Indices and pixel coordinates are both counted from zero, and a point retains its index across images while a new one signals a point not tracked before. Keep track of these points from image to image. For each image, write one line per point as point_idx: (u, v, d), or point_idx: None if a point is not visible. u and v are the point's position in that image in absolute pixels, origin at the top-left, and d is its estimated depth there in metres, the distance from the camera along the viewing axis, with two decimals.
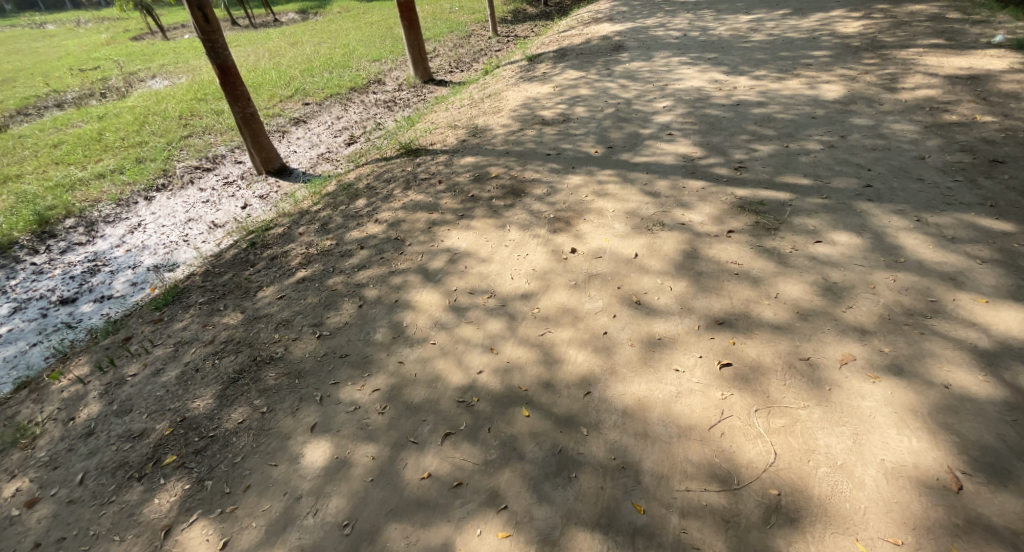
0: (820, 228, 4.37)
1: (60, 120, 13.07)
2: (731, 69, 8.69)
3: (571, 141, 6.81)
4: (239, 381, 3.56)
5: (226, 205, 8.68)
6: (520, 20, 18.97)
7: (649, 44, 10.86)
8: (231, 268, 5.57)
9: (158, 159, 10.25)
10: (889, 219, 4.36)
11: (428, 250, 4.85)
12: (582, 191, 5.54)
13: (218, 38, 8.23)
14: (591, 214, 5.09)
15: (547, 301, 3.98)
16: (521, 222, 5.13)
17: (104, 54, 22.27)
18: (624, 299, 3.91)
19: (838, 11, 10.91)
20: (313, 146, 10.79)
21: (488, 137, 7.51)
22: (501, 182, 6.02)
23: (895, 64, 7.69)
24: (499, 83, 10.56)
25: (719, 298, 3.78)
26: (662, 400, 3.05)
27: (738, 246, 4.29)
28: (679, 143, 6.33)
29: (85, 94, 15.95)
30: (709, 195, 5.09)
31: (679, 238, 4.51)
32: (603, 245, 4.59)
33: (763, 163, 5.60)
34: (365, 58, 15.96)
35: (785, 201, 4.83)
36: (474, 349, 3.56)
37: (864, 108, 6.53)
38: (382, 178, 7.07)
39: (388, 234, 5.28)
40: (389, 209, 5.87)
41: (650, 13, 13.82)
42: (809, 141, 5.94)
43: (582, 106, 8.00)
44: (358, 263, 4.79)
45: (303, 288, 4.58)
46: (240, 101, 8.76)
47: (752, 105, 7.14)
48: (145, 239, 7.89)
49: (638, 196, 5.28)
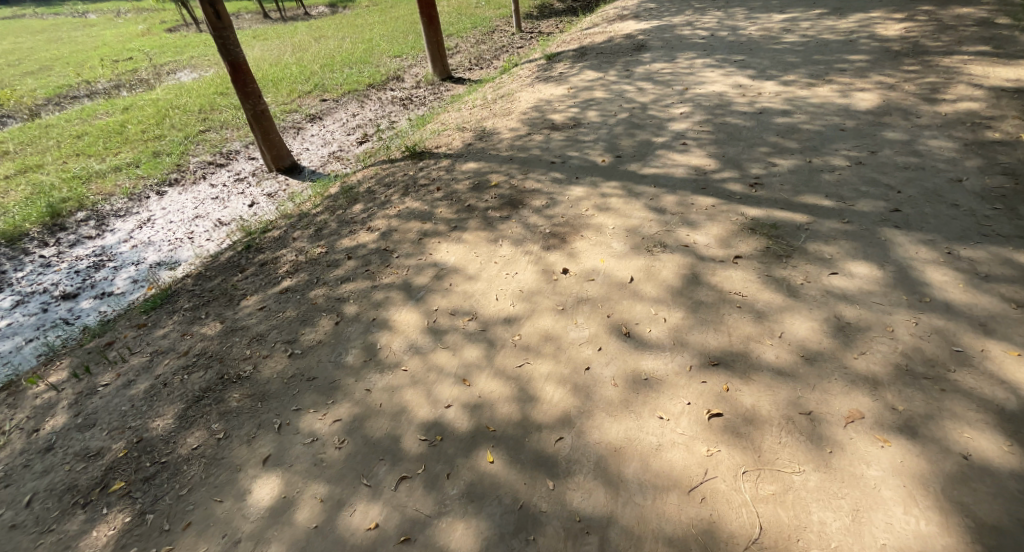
0: (836, 257, 4.01)
1: (86, 111, 13.31)
2: (758, 73, 8.23)
3: (579, 149, 6.52)
4: (202, 401, 3.43)
5: (234, 202, 8.65)
6: (545, 16, 18.57)
7: (673, 44, 10.41)
8: (220, 273, 5.46)
9: (174, 153, 10.30)
10: (915, 250, 3.97)
11: (416, 264, 4.65)
12: (583, 205, 5.27)
13: (229, 35, 8.17)
14: (590, 230, 4.84)
15: (530, 328, 3.74)
16: (515, 236, 4.89)
17: (138, 45, 22.74)
18: (613, 330, 3.63)
19: (878, 11, 10.26)
20: (326, 143, 10.73)
21: (495, 141, 7.27)
22: (501, 191, 5.79)
23: (937, 72, 7.14)
24: (515, 83, 10.29)
25: (717, 334, 3.46)
26: (641, 452, 2.76)
27: (743, 274, 3.97)
28: (692, 153, 5.97)
29: (115, 85, 16.25)
30: (719, 214, 4.76)
31: (680, 261, 4.22)
32: (598, 266, 4.32)
33: (780, 179, 5.23)
34: (386, 53, 15.85)
35: (800, 224, 4.48)
36: (446, 379, 3.34)
37: (898, 121, 6.05)
38: (383, 181, 6.91)
39: (378, 243, 5.10)
40: (384, 216, 5.70)
41: (678, 11, 13.30)
42: (833, 156, 5.52)
43: (596, 110, 7.67)
44: (342, 275, 4.62)
45: (285, 299, 4.42)
46: (251, 98, 8.71)
47: (775, 114, 6.71)
48: (151, 234, 7.90)
49: (642, 213, 4.97)
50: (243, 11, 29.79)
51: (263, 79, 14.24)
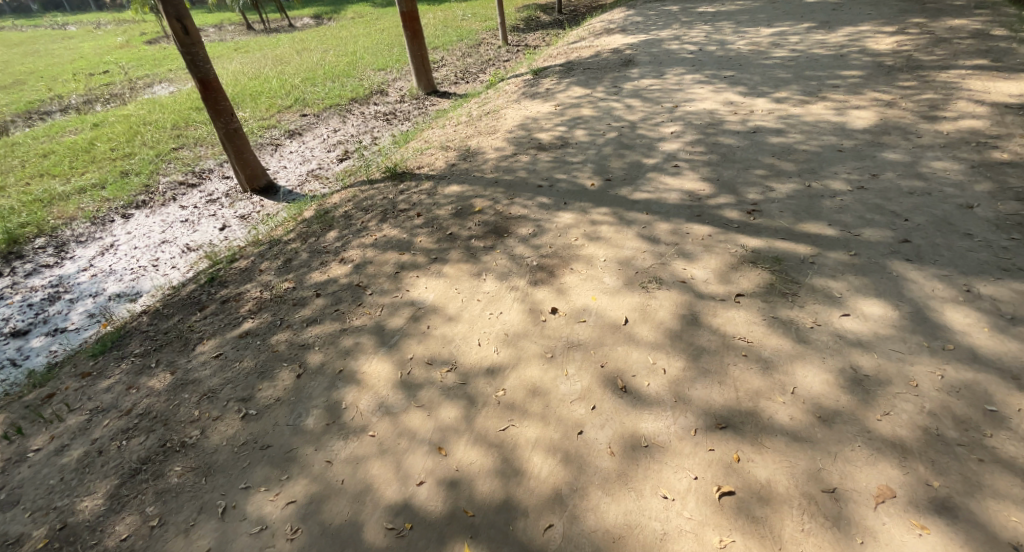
0: (847, 294, 3.68)
1: (56, 127, 12.77)
2: (749, 89, 7.99)
3: (567, 171, 6.19)
4: (138, 476, 3.01)
5: (204, 226, 8.20)
6: (532, 28, 18.39)
7: (662, 59, 10.19)
8: (179, 310, 5.00)
9: (143, 172, 9.83)
10: (932, 286, 3.66)
11: (391, 302, 4.24)
12: (572, 233, 4.92)
13: (198, 51, 7.77)
14: (579, 262, 4.48)
15: (514, 380, 3.34)
16: (499, 270, 4.51)
17: (116, 58, 22.16)
18: (607, 383, 3.23)
19: (868, 25, 10.13)
20: (305, 161, 10.31)
21: (478, 162, 6.91)
22: (484, 217, 5.42)
23: (933, 88, 6.94)
24: (500, 99, 9.98)
25: (722, 388, 3.08)
26: (644, 543, 2.41)
27: (747, 315, 3.61)
28: (685, 176, 5.66)
29: (88, 100, 15.69)
30: (716, 245, 4.43)
31: (678, 300, 3.86)
32: (589, 304, 3.95)
33: (780, 205, 4.92)
34: (370, 67, 15.50)
35: (805, 256, 4.15)
36: (418, 447, 2.95)
37: (898, 140, 5.80)
38: (361, 204, 6.50)
39: (350, 277, 4.68)
40: (359, 245, 5.28)
41: (666, 25, 13.13)
42: (834, 179, 5.24)
43: (583, 128, 7.37)
44: (309, 317, 4.20)
45: (244, 346, 4.00)
46: (222, 116, 8.29)
47: (769, 133, 6.44)
48: (113, 262, 7.41)
49: (635, 243, 4.63)
50: (226, 23, 29.31)
51: (241, 93, 13.79)
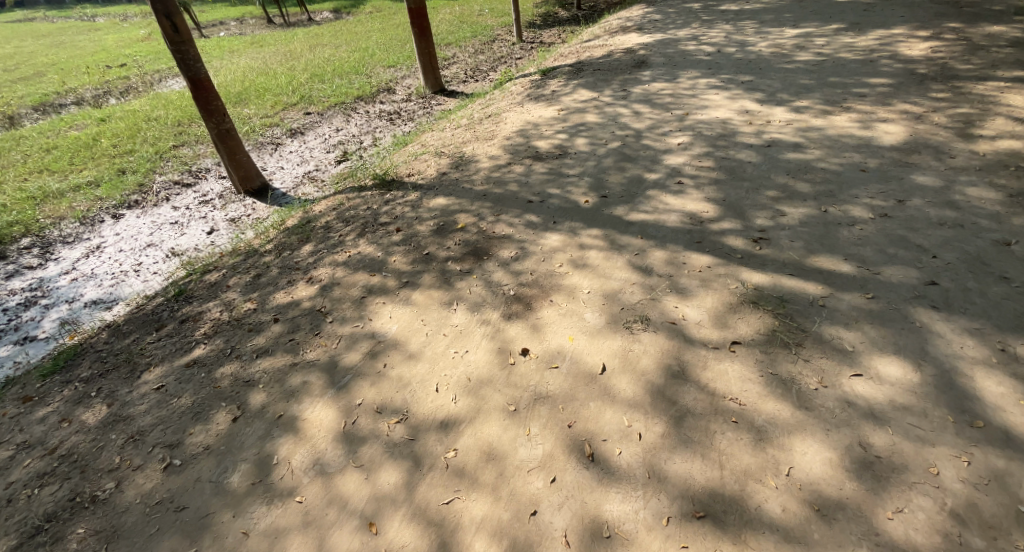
0: (861, 350, 3.21)
1: (64, 121, 12.72)
2: (767, 97, 7.42)
3: (561, 185, 5.74)
4: (39, 535, 2.73)
5: (192, 229, 7.95)
6: (549, 25, 17.88)
7: (676, 60, 9.62)
8: (137, 329, 4.65)
9: (140, 171, 9.63)
10: (960, 343, 3.18)
11: (351, 332, 3.81)
12: (557, 259, 4.50)
13: (189, 49, 7.51)
14: (561, 293, 4.07)
15: (468, 438, 2.92)
16: (473, 299, 4.11)
17: (137, 50, 22.32)
18: (573, 448, 2.81)
19: (901, 27, 9.43)
20: (303, 162, 10.01)
21: (471, 172, 6.50)
22: (467, 236, 5.03)
23: (971, 101, 6.31)
24: (505, 101, 9.53)
25: (705, 464, 2.64)
26: None
27: (742, 370, 3.16)
28: (688, 196, 5.17)
29: (101, 93, 15.68)
30: (714, 280, 3.98)
31: (664, 346, 3.43)
32: (565, 347, 3.53)
33: (790, 233, 4.42)
34: (381, 63, 15.16)
35: (814, 298, 3.67)
36: (347, 521, 2.59)
37: (928, 161, 5.23)
38: (344, 214, 6.14)
39: (313, 300, 4.29)
40: (330, 262, 4.92)
41: (684, 23, 12.51)
42: (853, 204, 4.72)
43: (585, 137, 6.89)
44: (261, 346, 3.78)
45: (186, 379, 3.61)
46: (213, 116, 8.00)
47: (785, 148, 5.89)
48: (95, 265, 7.19)
49: (625, 274, 4.20)
50: (248, 16, 29.38)
51: (248, 89, 13.57)
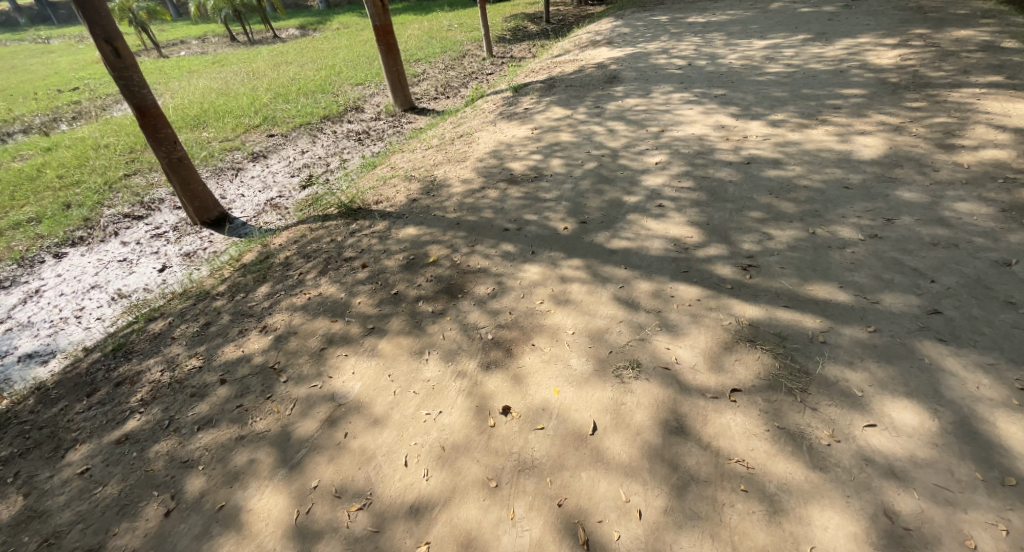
0: (870, 395, 2.96)
1: (8, 151, 11.99)
2: (742, 110, 7.28)
3: (537, 211, 5.43)
4: None
5: (143, 266, 7.44)
6: (518, 38, 17.74)
7: (649, 75, 9.48)
8: (67, 395, 4.26)
9: (86, 203, 9.01)
10: (975, 382, 2.96)
11: (306, 395, 3.47)
12: (537, 294, 4.16)
13: (133, 75, 7.03)
14: (543, 336, 3.73)
15: (444, 526, 2.61)
16: (446, 345, 3.74)
17: (92, 74, 21.46)
18: (565, 532, 2.53)
19: (867, 36, 9.48)
20: (265, 188, 9.48)
21: (442, 197, 6.12)
22: (438, 270, 4.65)
23: (946, 110, 6.24)
24: (476, 119, 9.23)
25: (713, 546, 2.40)
26: None
27: (746, 424, 2.88)
28: (671, 220, 4.92)
29: (51, 120, 14.90)
30: (705, 314, 3.70)
31: (659, 397, 3.11)
32: (550, 401, 3.19)
33: (780, 259, 4.18)
34: (348, 81, 14.74)
35: (813, 333, 3.41)
36: None
37: (912, 175, 5.08)
38: (307, 248, 5.71)
39: (266, 355, 3.92)
40: (288, 307, 4.51)
41: (654, 36, 12.46)
42: (842, 224, 4.52)
43: (560, 157, 6.61)
44: (203, 416, 3.45)
45: (114, 461, 3.27)
46: (163, 145, 7.48)
47: (765, 165, 5.71)
48: (33, 313, 6.72)
49: (610, 310, 3.89)
50: (211, 35, 28.63)
51: (208, 112, 12.99)
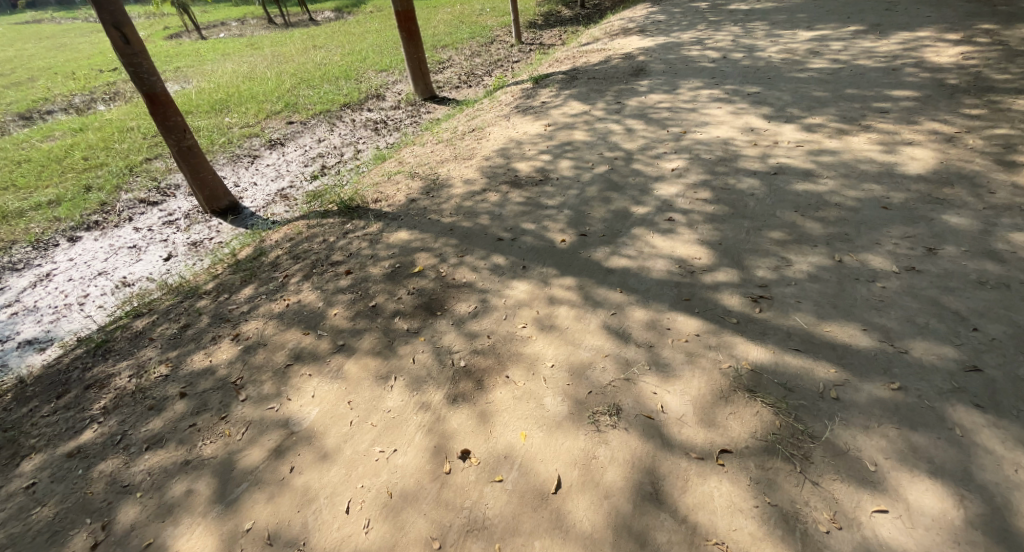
0: (886, 471, 2.52)
1: (43, 130, 12.27)
2: (775, 112, 6.66)
3: (536, 219, 5.05)
4: None
5: (150, 254, 7.43)
6: (551, 24, 17.12)
7: (678, 68, 8.86)
8: (40, 394, 4.19)
9: (105, 187, 9.09)
10: (1016, 464, 2.49)
11: (260, 418, 3.25)
12: (521, 317, 3.82)
13: (143, 62, 6.94)
14: (520, 366, 3.39)
15: None
16: (414, 371, 3.45)
17: None
18: None
19: (927, 29, 8.59)
20: (278, 177, 9.37)
21: (441, 199, 5.81)
22: (422, 282, 4.35)
23: (1009, 119, 5.52)
24: (492, 112, 8.84)
25: None
26: None
27: (732, 496, 2.51)
28: (680, 237, 4.47)
29: (89, 99, 15.25)
30: (703, 354, 3.28)
31: (636, 453, 2.75)
32: (515, 448, 2.86)
33: (797, 290, 3.70)
34: (373, 67, 14.51)
35: (825, 386, 2.96)
36: None
37: (962, 196, 4.46)
38: (298, 247, 5.51)
39: (230, 367, 3.72)
40: (264, 314, 4.30)
41: (690, 25, 11.71)
42: (874, 252, 3.99)
43: (570, 158, 6.19)
44: (155, 434, 3.28)
45: (60, 477, 3.14)
46: (173, 133, 7.39)
47: (794, 176, 5.16)
48: (40, 297, 6.79)
49: (597, 340, 3.51)
50: (250, 17, 28.93)
51: (233, 96, 12.99)
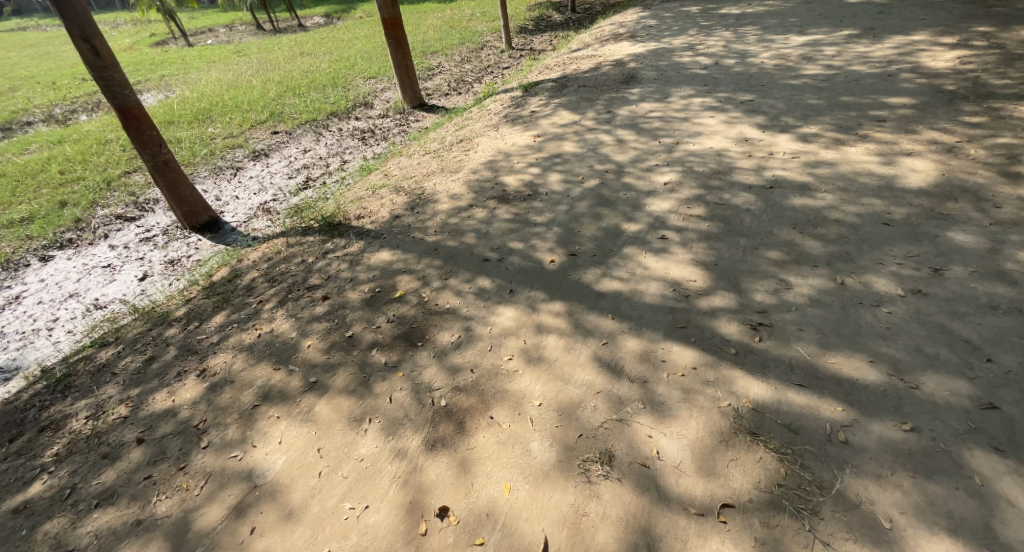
0: (902, 529, 2.32)
1: (21, 143, 11.93)
2: (770, 120, 6.47)
3: (524, 238, 4.82)
4: None
5: (125, 274, 7.14)
6: (541, 29, 16.94)
7: (670, 75, 8.67)
8: None
9: (81, 203, 8.78)
10: None
11: (222, 469, 3.00)
12: (506, 348, 3.58)
13: (114, 74, 6.65)
14: (504, 405, 3.15)
15: None
16: (391, 412, 3.20)
17: None
18: None
19: (921, 33, 8.45)
20: (261, 190, 9.10)
21: (425, 215, 5.57)
22: (402, 309, 4.10)
23: (1011, 128, 5.34)
24: (480, 121, 8.62)
25: None
26: None
27: None
28: (674, 257, 4.25)
29: (71, 110, 14.91)
30: (700, 390, 3.05)
31: (630, 509, 2.52)
32: (497, 503, 2.63)
33: (799, 317, 3.48)
34: (361, 74, 14.26)
35: (832, 428, 2.74)
36: None
37: (967, 211, 4.27)
38: (275, 268, 5.25)
39: (194, 408, 3.46)
40: (234, 345, 4.04)
41: (682, 29, 11.55)
42: (877, 273, 3.78)
43: (560, 172, 5.97)
44: (107, 488, 3.02)
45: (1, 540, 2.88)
46: (147, 147, 7.10)
47: (792, 190, 4.96)
48: (7, 322, 6.49)
49: (587, 375, 3.28)
50: (239, 23, 28.64)
51: (217, 106, 12.69)
